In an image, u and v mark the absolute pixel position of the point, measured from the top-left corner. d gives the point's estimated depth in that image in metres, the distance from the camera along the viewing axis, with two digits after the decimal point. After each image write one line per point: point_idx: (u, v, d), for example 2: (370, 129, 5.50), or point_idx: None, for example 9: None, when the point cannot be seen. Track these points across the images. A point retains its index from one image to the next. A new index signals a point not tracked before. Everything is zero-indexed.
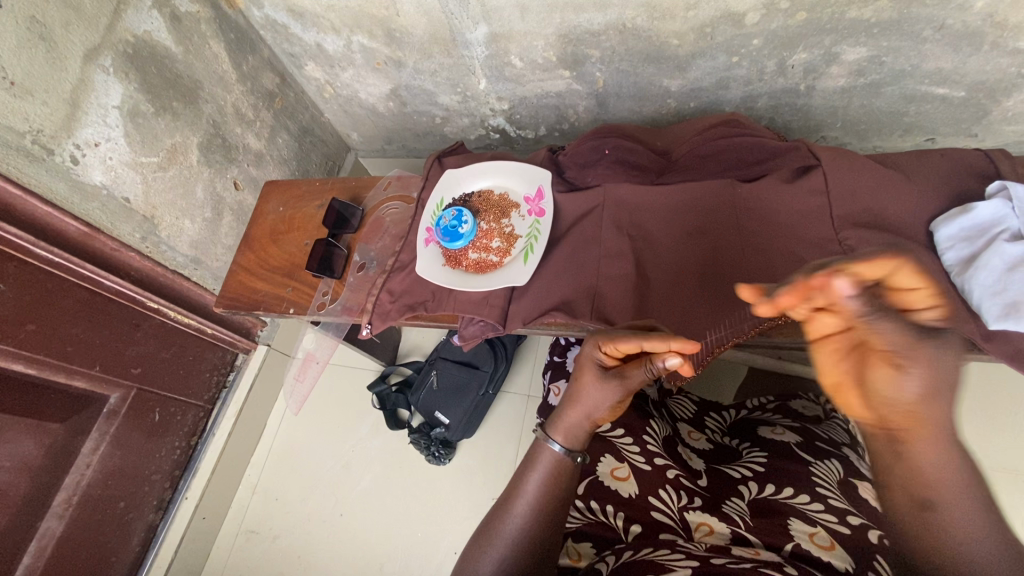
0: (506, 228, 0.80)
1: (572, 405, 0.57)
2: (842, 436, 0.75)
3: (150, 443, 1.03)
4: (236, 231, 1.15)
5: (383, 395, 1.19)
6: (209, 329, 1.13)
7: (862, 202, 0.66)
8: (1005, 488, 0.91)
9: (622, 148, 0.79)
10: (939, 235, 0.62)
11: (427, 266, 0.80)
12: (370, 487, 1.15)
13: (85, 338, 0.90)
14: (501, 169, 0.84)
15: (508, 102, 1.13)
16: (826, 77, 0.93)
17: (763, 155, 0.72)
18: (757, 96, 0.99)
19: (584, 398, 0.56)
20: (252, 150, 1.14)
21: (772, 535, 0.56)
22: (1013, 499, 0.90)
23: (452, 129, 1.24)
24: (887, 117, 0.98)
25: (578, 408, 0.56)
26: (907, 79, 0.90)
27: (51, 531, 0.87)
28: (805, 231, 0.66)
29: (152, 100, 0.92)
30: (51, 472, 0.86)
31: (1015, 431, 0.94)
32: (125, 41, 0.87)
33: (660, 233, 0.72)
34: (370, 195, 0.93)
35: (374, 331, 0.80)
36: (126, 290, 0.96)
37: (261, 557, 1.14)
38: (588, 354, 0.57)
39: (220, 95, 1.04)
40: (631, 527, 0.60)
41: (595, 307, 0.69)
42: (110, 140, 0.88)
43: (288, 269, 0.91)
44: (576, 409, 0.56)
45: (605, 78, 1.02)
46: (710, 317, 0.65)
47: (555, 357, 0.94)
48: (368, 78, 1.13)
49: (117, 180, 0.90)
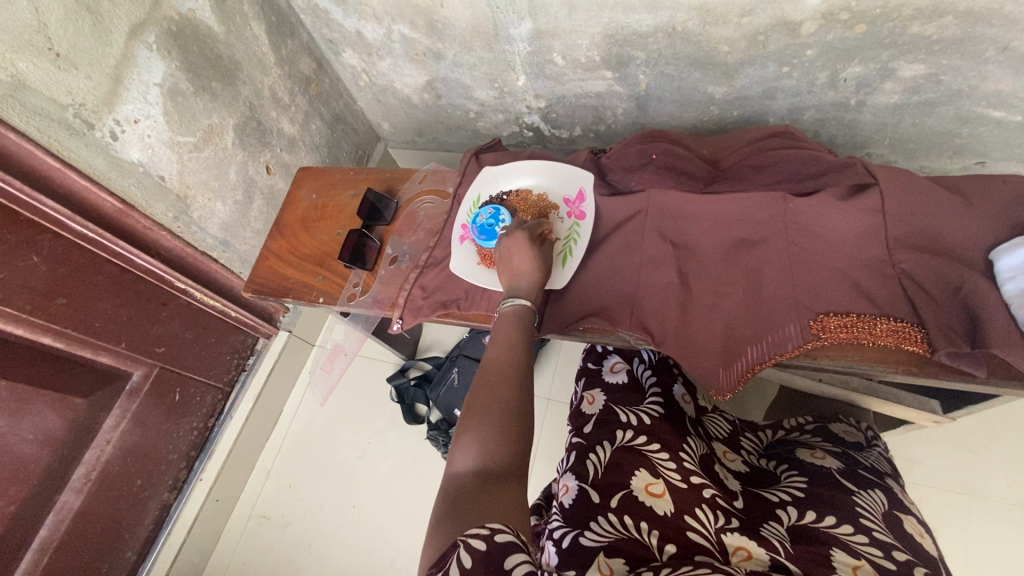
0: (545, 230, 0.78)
1: (521, 275, 0.67)
2: (885, 466, 0.73)
3: (169, 422, 1.03)
4: (265, 216, 1.15)
5: (401, 389, 1.19)
6: (234, 311, 1.12)
7: (918, 225, 0.64)
8: None
9: (669, 154, 0.77)
10: (1000, 264, 0.59)
11: (462, 263, 0.79)
12: (384, 481, 1.15)
13: (113, 314, 0.90)
14: (541, 169, 0.83)
15: (546, 100, 1.11)
16: (879, 93, 0.90)
17: (816, 169, 0.70)
18: (803, 109, 0.97)
19: (524, 270, 0.67)
20: (285, 135, 1.13)
21: (815, 564, 0.55)
22: None
23: (485, 125, 1.23)
24: (938, 137, 0.95)
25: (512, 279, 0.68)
26: (964, 100, 0.87)
27: (68, 505, 0.87)
28: (856, 251, 0.65)
29: (191, 79, 0.91)
30: (73, 446, 0.86)
31: None
32: (169, 18, 0.86)
33: (703, 243, 0.70)
34: (404, 187, 0.92)
35: (405, 326, 0.80)
36: (155, 270, 0.96)
37: (272, 542, 1.14)
38: (514, 245, 0.69)
39: (258, 78, 1.03)
40: (666, 546, 0.58)
41: (634, 316, 0.69)
42: (149, 118, 0.87)
43: (318, 257, 0.90)
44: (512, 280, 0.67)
45: (647, 81, 1.00)
46: (752, 332, 0.65)
47: (590, 363, 0.93)
48: (406, 68, 1.12)
49: (154, 159, 0.90)
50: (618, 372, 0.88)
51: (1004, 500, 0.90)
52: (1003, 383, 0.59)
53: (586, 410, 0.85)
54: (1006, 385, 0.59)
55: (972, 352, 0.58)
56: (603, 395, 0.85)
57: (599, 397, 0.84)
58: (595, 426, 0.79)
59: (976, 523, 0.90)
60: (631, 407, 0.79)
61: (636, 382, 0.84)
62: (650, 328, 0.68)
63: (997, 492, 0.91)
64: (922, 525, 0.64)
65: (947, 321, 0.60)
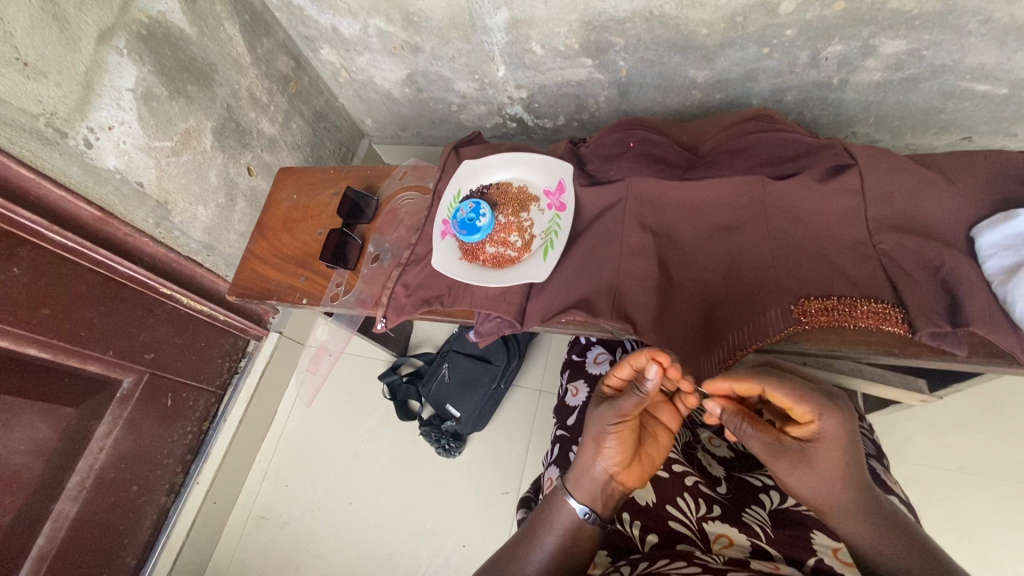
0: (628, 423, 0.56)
1: (588, 465, 0.57)
2: (869, 447, 0.73)
3: (163, 427, 1.03)
4: (249, 217, 1.14)
5: (394, 386, 1.18)
6: (222, 315, 1.12)
7: (898, 205, 0.63)
8: None
9: (647, 141, 0.76)
10: (980, 241, 0.59)
11: (444, 259, 0.78)
12: (381, 478, 1.15)
13: (99, 322, 0.90)
14: (520, 162, 0.82)
15: (527, 90, 1.10)
16: (862, 71, 0.89)
17: (797, 151, 0.69)
18: (785, 90, 0.96)
19: (600, 467, 0.56)
20: (265, 135, 1.12)
21: (793, 548, 0.57)
22: None
23: (468, 117, 1.21)
24: (923, 113, 0.94)
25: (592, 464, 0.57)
26: (947, 75, 0.86)
27: (65, 513, 0.88)
28: (836, 233, 0.64)
29: (165, 83, 0.90)
30: (66, 455, 0.87)
31: None
32: (138, 21, 0.85)
33: (684, 230, 0.70)
34: (384, 184, 0.91)
35: (390, 325, 0.79)
36: (137, 276, 0.95)
37: (271, 542, 1.15)
38: (600, 417, 0.57)
39: (235, 79, 1.02)
40: (647, 537, 0.61)
41: (616, 305, 0.68)
42: (124, 124, 0.86)
43: (300, 258, 0.90)
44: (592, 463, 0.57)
45: (628, 67, 0.98)
46: (733, 317, 0.65)
47: (574, 356, 0.92)
48: (384, 62, 1.10)
49: (131, 165, 0.89)
50: (602, 363, 0.86)
51: (995, 475, 0.91)
52: (984, 361, 0.58)
53: (572, 402, 0.84)
54: (988, 362, 0.58)
55: (953, 331, 0.57)
56: (585, 386, 0.84)
57: (582, 389, 0.84)
58: (578, 418, 0.80)
59: (968, 500, 0.90)
60: None
61: None
62: (633, 317, 0.67)
63: (988, 468, 0.91)
64: (906, 504, 0.65)
65: (927, 300, 0.59)
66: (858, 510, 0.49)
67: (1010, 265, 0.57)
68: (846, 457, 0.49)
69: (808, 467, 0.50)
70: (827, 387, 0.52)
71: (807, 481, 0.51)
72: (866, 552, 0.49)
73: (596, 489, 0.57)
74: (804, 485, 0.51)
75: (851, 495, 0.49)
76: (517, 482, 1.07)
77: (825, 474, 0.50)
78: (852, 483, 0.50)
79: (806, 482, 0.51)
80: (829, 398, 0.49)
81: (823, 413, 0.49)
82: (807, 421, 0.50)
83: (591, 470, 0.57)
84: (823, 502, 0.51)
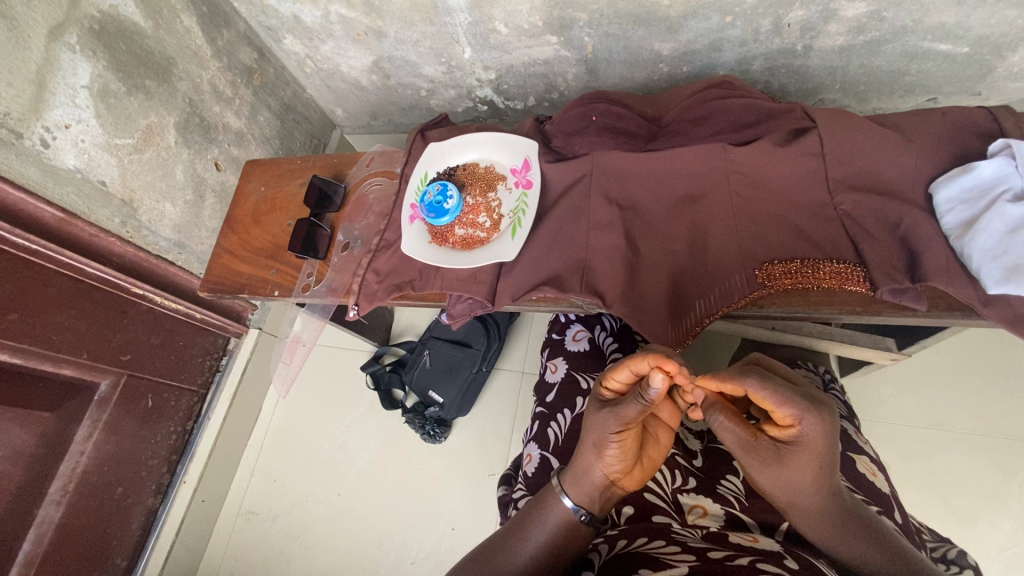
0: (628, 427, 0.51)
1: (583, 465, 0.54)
2: (840, 409, 0.74)
3: (145, 429, 1.03)
4: (220, 214, 1.13)
5: (377, 375, 1.19)
6: (198, 314, 1.12)
7: (858, 165, 0.63)
8: (1014, 452, 0.89)
9: (610, 115, 0.76)
10: (938, 196, 0.59)
11: (413, 243, 0.77)
12: (368, 468, 1.16)
13: (71, 325, 0.89)
14: (486, 141, 0.81)
15: (495, 71, 1.09)
16: (825, 36, 0.89)
17: (757, 117, 0.69)
18: (751, 59, 0.95)
19: (597, 469, 0.53)
20: (232, 129, 1.10)
21: (766, 513, 0.59)
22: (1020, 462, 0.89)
23: (438, 102, 1.20)
24: (887, 76, 0.94)
25: (588, 462, 0.53)
26: (909, 36, 0.86)
27: (49, 518, 0.87)
28: (798, 197, 0.64)
29: (123, 79, 0.89)
30: (46, 460, 0.86)
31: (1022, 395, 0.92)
32: (90, 16, 0.83)
33: (649, 203, 0.70)
34: (352, 171, 0.91)
35: (362, 312, 0.79)
36: (108, 277, 0.94)
37: (262, 537, 1.15)
38: (601, 422, 0.52)
39: (196, 72, 1.00)
40: (624, 508, 0.60)
41: (585, 281, 0.68)
42: (81, 122, 0.85)
43: (271, 250, 0.90)
44: (587, 461, 0.53)
45: (593, 43, 0.98)
46: (699, 285, 0.66)
47: (554, 334, 0.91)
48: (349, 50, 1.09)
49: (92, 163, 0.88)
50: (581, 341, 0.85)
51: (969, 431, 0.92)
52: (944, 314, 0.59)
53: (552, 379, 0.84)
54: (949, 315, 0.59)
55: (913, 288, 0.58)
56: (564, 363, 0.84)
57: (562, 366, 0.83)
58: (557, 395, 0.80)
59: (943, 456, 0.92)
60: (592, 372, 0.80)
61: (597, 350, 0.83)
62: (602, 291, 0.67)
63: (961, 424, 0.93)
64: (874, 462, 0.66)
65: (888, 259, 0.59)
66: (829, 510, 0.48)
67: (967, 219, 0.57)
68: (825, 463, 0.46)
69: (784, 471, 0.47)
70: (806, 383, 0.48)
71: (780, 483, 0.48)
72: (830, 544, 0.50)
73: (591, 489, 0.54)
74: (776, 485, 0.49)
75: (824, 496, 0.48)
76: (503, 464, 1.08)
77: (800, 478, 0.47)
78: (825, 487, 0.48)
79: (780, 484, 0.49)
80: (814, 401, 0.45)
81: (806, 419, 0.45)
82: (787, 426, 0.46)
83: (585, 470, 0.53)
84: (792, 500, 0.49)
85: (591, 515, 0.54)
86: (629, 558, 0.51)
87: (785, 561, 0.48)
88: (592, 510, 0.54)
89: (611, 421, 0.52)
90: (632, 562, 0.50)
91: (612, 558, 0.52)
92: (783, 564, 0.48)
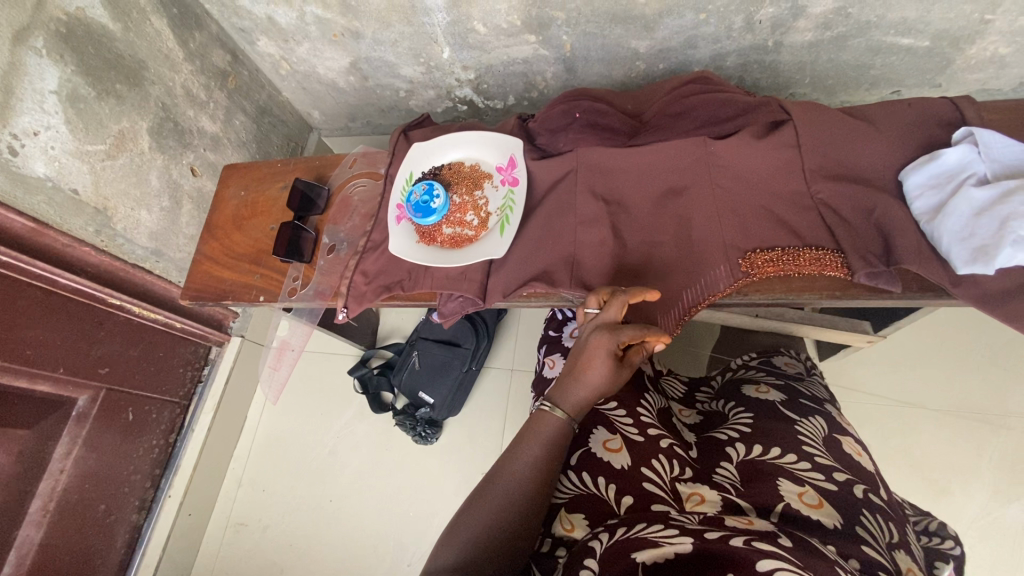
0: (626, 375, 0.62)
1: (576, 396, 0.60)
2: (823, 392, 0.77)
3: (126, 443, 1.00)
4: (198, 220, 1.11)
5: (366, 378, 1.17)
6: (178, 322, 1.09)
7: (832, 155, 0.66)
8: (992, 427, 0.93)
9: (592, 111, 0.77)
10: (908, 182, 0.62)
11: (401, 243, 0.77)
12: (359, 471, 1.15)
13: (45, 340, 0.86)
14: (469, 139, 0.82)
15: (474, 71, 1.09)
16: (794, 32, 0.92)
17: (735, 110, 0.71)
18: (725, 55, 0.98)
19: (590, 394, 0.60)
20: (207, 133, 1.08)
21: (763, 498, 0.59)
22: (1001, 435, 0.92)
23: (417, 102, 1.20)
24: (854, 70, 0.98)
25: (585, 385, 0.60)
26: (873, 31, 0.89)
27: (29, 540, 0.84)
28: (776, 186, 0.67)
29: (92, 83, 0.86)
30: (24, 480, 0.83)
31: (993, 370, 0.96)
32: (56, 19, 0.80)
33: (634, 196, 0.71)
34: (335, 173, 0.90)
35: (351, 314, 0.78)
36: (83, 287, 0.91)
37: (252, 548, 1.13)
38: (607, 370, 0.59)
39: (168, 76, 0.98)
40: (623, 499, 0.62)
41: (575, 275, 0.69)
42: (51, 128, 0.82)
43: (253, 255, 0.89)
44: (584, 385, 0.60)
45: (571, 42, 0.99)
46: (685, 275, 0.67)
47: (552, 331, 0.92)
48: (325, 51, 1.08)
49: (62, 171, 0.85)
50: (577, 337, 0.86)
51: (941, 407, 0.96)
52: (917, 294, 0.62)
53: (548, 374, 0.85)
54: (921, 295, 0.62)
55: (887, 271, 0.60)
56: (562, 359, 0.85)
57: (560, 361, 0.84)
58: None
59: (917, 433, 0.96)
60: None
61: None
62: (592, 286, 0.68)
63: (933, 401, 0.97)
64: (858, 443, 0.69)
65: (864, 245, 0.62)
66: None
67: (936, 204, 0.60)
68: None
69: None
70: None
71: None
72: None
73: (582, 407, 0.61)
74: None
75: None
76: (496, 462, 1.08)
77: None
78: None
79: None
80: None
81: None
82: None
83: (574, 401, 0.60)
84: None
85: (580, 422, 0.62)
86: (628, 544, 0.52)
87: (780, 540, 0.50)
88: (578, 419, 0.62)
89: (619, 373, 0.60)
90: (632, 547, 0.51)
91: (614, 545, 0.53)
92: (778, 543, 0.49)
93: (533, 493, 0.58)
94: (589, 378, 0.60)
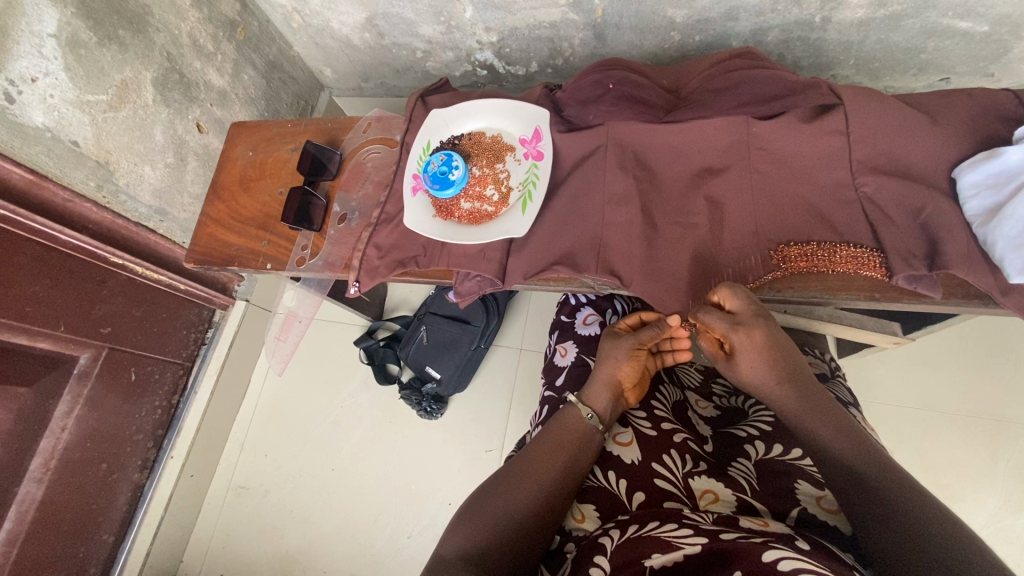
0: (636, 347, 0.67)
1: (601, 394, 0.65)
2: (846, 395, 0.72)
3: (128, 403, 0.99)
4: (203, 178, 1.07)
5: (371, 350, 1.17)
6: (182, 284, 1.07)
7: (884, 146, 0.61)
8: (1017, 434, 0.92)
9: (627, 83, 0.72)
10: (963, 181, 0.57)
11: (416, 216, 0.74)
12: (361, 442, 1.15)
13: (46, 297, 0.84)
14: (493, 108, 0.77)
15: (497, 33, 1.02)
16: (845, 8, 0.85)
17: (780, 91, 0.66)
18: (767, 30, 0.91)
19: (603, 373, 0.67)
20: (214, 88, 1.03)
21: (778, 499, 0.57)
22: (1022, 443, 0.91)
23: (434, 64, 1.14)
24: (903, 53, 0.92)
25: (602, 373, 0.67)
26: (930, 11, 0.83)
27: (31, 496, 0.83)
28: (820, 176, 0.62)
29: (93, 28, 0.81)
30: (24, 437, 0.82)
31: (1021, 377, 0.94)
32: None
33: (666, 178, 0.67)
34: (348, 138, 0.86)
35: (363, 289, 0.76)
36: (85, 245, 0.89)
37: (254, 510, 1.14)
38: (614, 346, 0.68)
39: (173, 23, 0.92)
40: (634, 495, 0.61)
41: (601, 259, 0.66)
42: (49, 75, 0.78)
43: (261, 220, 0.85)
44: (600, 373, 0.67)
45: (604, 7, 0.92)
46: (714, 263, 0.63)
47: (563, 316, 0.90)
48: (341, 4, 1.01)
49: (62, 122, 0.81)
50: (591, 325, 0.84)
51: (961, 411, 0.95)
52: (960, 302, 0.58)
53: (560, 362, 0.83)
54: (965, 303, 0.58)
55: (929, 275, 0.57)
56: (574, 347, 0.82)
57: (571, 350, 0.82)
58: (567, 379, 0.78)
59: (935, 437, 0.95)
60: None
61: None
62: (620, 270, 0.64)
63: (953, 405, 0.96)
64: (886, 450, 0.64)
65: (908, 245, 0.58)
66: None
67: (992, 205, 0.55)
68: None
69: (742, 345, 0.57)
70: None
71: (764, 364, 0.57)
72: (854, 458, 0.51)
73: (598, 394, 0.66)
74: (761, 378, 0.58)
75: None
76: (501, 440, 1.07)
77: (768, 348, 0.56)
78: None
79: (760, 364, 0.57)
80: None
81: None
82: None
83: (600, 398, 0.66)
84: (772, 388, 0.57)
85: (595, 413, 0.64)
86: (637, 543, 0.51)
87: (797, 543, 0.47)
88: (598, 414, 0.64)
89: (623, 347, 0.67)
90: (643, 549, 0.50)
91: (624, 543, 0.52)
92: (796, 544, 0.46)
93: (540, 494, 0.58)
94: (603, 366, 0.68)
